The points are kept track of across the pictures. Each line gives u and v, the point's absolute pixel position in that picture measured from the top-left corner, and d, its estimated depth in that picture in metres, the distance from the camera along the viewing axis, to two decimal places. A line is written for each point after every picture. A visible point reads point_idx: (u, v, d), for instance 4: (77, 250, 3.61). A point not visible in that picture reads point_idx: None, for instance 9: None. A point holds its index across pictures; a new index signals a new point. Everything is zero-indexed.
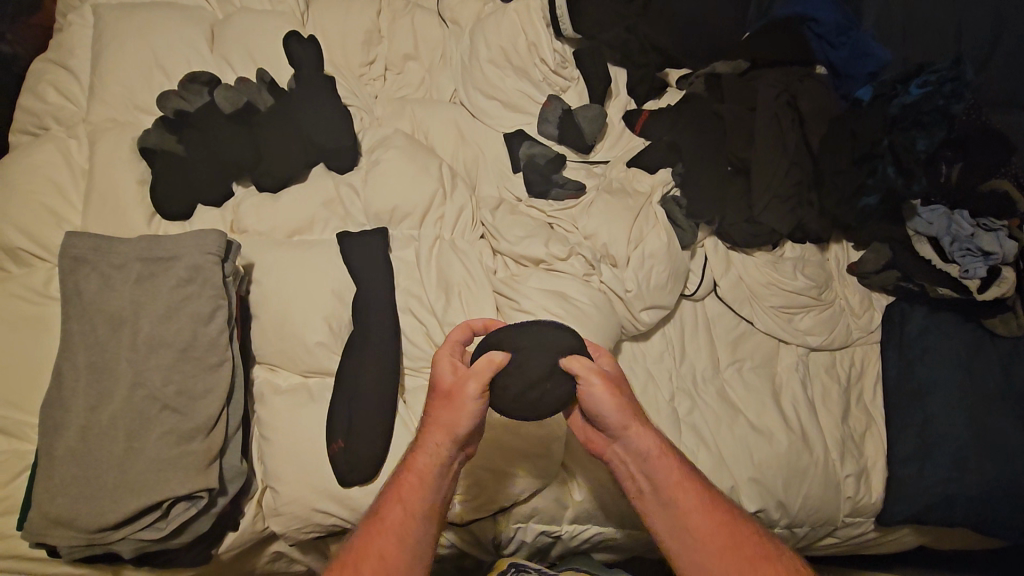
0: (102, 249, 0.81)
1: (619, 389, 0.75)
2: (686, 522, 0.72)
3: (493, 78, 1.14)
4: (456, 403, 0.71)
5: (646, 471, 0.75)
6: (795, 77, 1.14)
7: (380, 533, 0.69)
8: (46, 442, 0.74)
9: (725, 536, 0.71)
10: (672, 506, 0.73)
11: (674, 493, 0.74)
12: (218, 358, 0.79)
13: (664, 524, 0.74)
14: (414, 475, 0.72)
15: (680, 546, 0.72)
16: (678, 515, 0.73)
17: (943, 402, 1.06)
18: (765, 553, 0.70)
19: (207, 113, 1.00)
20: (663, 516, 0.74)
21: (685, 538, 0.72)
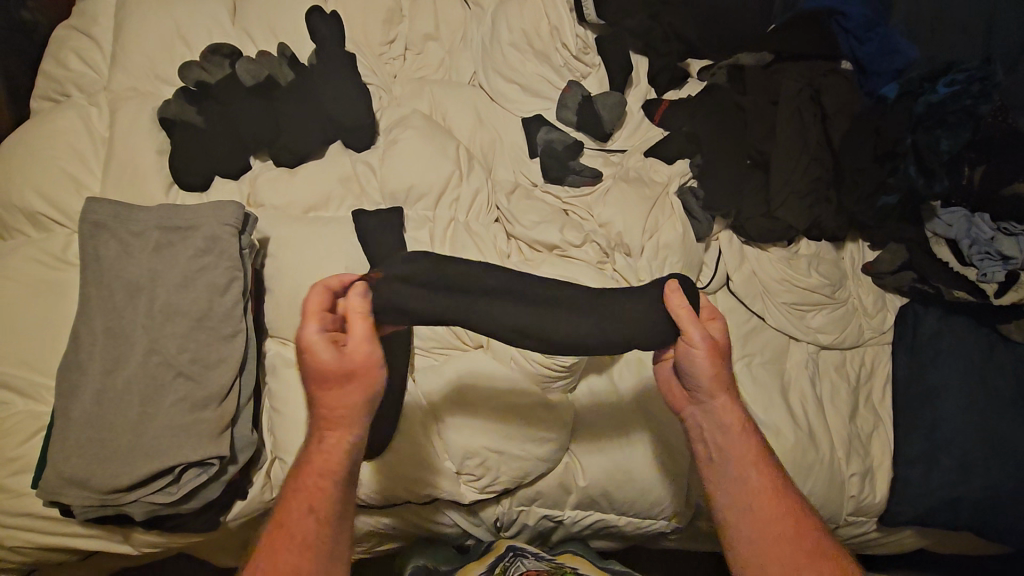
0: (121, 216, 0.81)
1: (721, 357, 0.74)
2: (751, 498, 0.76)
3: (513, 61, 1.13)
4: (361, 368, 0.67)
5: (721, 441, 0.77)
6: (819, 72, 1.11)
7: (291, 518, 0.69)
8: (62, 404, 0.75)
9: (786, 521, 0.75)
10: (737, 478, 0.77)
11: (745, 467, 0.77)
12: (231, 329, 0.80)
13: (727, 492, 0.77)
14: (319, 466, 0.70)
15: (738, 517, 0.76)
16: (744, 489, 0.76)
17: (953, 405, 1.05)
18: (821, 547, 0.73)
19: (228, 85, 0.99)
20: (727, 484, 0.78)
21: (745, 509, 0.76)
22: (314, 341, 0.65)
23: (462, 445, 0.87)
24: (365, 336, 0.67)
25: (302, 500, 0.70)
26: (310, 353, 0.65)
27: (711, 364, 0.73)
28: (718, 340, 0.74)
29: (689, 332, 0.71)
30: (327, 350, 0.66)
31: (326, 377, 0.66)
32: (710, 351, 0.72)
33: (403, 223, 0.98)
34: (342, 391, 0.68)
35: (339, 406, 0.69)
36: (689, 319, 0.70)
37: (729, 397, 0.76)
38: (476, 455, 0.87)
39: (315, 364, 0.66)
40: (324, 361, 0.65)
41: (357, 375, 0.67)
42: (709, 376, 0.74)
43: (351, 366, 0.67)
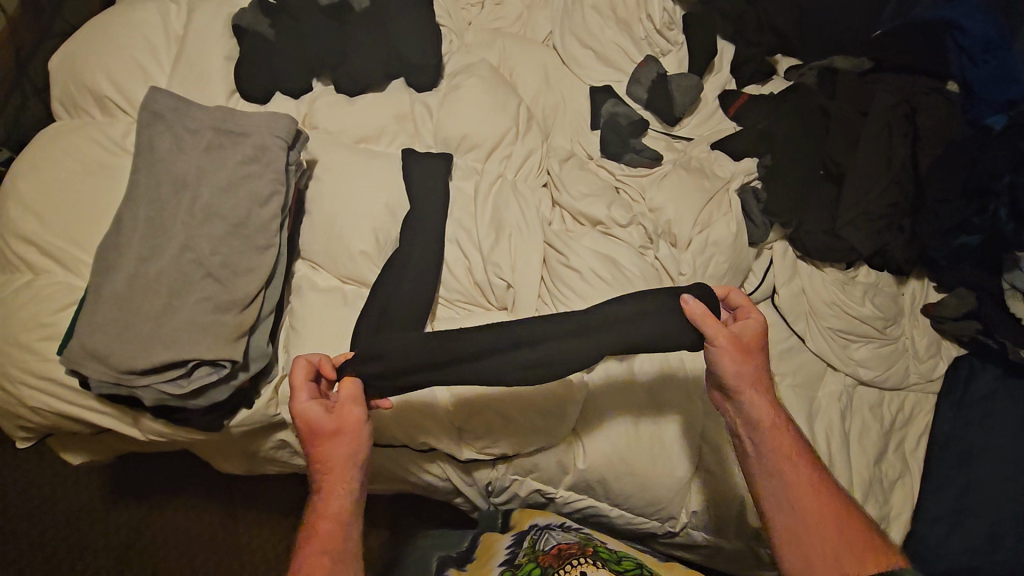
0: (180, 111, 0.82)
1: (746, 349, 0.74)
2: (799, 499, 0.71)
3: (593, 27, 1.09)
4: (345, 424, 0.73)
5: (757, 437, 0.74)
6: (919, 89, 1.02)
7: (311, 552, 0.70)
8: (96, 281, 0.77)
9: (834, 518, 0.70)
10: (776, 476, 0.72)
11: (783, 464, 0.73)
12: (265, 241, 0.81)
13: (767, 493, 0.72)
14: (323, 511, 0.72)
15: (785, 524, 0.70)
16: (789, 488, 0.71)
17: (991, 471, 0.98)
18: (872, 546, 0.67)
19: (303, 3, 0.99)
20: (772, 486, 0.72)
21: (789, 512, 0.70)
22: (310, 407, 0.72)
23: (469, 402, 0.86)
24: (351, 400, 0.74)
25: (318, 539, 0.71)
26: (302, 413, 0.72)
27: (743, 352, 0.73)
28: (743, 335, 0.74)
29: (709, 327, 0.73)
30: (316, 407, 0.72)
31: (314, 434, 0.73)
32: (729, 342, 0.73)
33: (450, 170, 0.96)
34: (325, 444, 0.73)
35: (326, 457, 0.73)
36: (709, 319, 0.73)
37: (762, 389, 0.75)
38: (482, 418, 0.87)
39: (305, 422, 0.72)
40: (315, 418, 0.72)
41: (340, 431, 0.73)
42: (738, 369, 0.73)
43: (336, 423, 0.73)
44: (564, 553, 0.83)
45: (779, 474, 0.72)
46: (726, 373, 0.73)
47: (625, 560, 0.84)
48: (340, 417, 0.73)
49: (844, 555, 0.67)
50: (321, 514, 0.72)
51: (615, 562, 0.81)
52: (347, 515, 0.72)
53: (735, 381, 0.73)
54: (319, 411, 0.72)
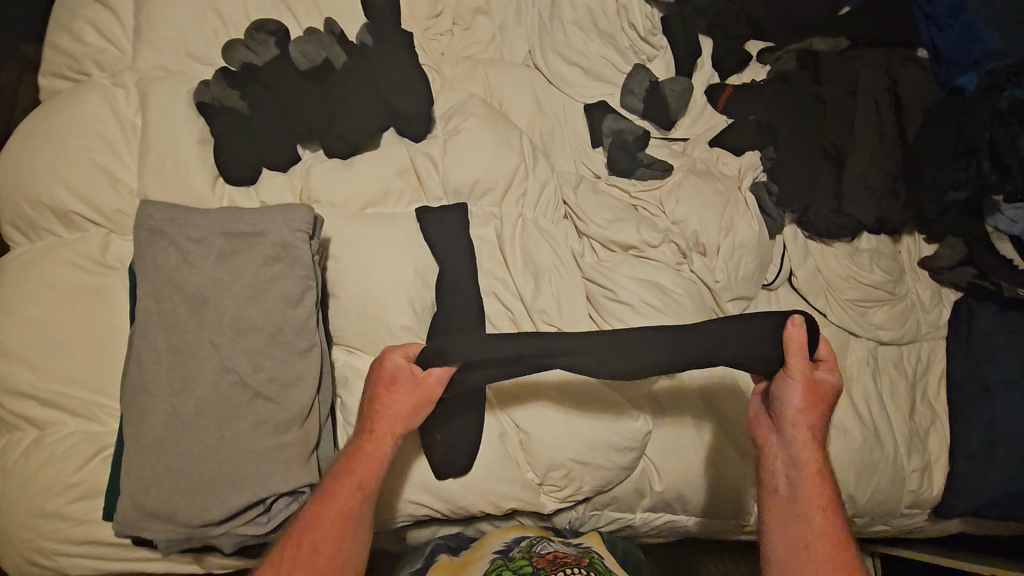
0: (179, 220, 0.73)
1: (816, 395, 0.75)
2: (810, 544, 0.74)
3: (576, 43, 1.05)
4: (416, 393, 0.73)
5: (793, 474, 0.77)
6: (896, 61, 1.08)
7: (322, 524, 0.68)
8: (133, 430, 0.69)
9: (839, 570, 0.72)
10: (796, 514, 0.76)
11: (810, 508, 0.76)
12: (307, 343, 0.74)
13: (782, 526, 0.76)
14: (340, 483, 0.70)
15: (788, 557, 0.74)
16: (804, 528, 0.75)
17: (1008, 403, 1.06)
18: None
19: (276, 68, 0.90)
20: (787, 522, 0.76)
21: (798, 548, 0.74)
22: (398, 367, 0.72)
23: (541, 454, 0.84)
24: (436, 380, 0.72)
25: (338, 504, 0.69)
26: (386, 367, 0.72)
27: (810, 394, 0.75)
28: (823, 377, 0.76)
29: (792, 357, 0.74)
30: (403, 369, 0.72)
31: (391, 388, 0.72)
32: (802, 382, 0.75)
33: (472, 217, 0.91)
34: (393, 402, 0.72)
35: (388, 422, 0.72)
36: (799, 351, 0.73)
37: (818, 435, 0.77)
38: (561, 467, 0.84)
39: (388, 374, 0.72)
40: (399, 377, 0.72)
41: (414, 400, 0.72)
42: (806, 408, 0.75)
43: (414, 390, 0.72)
44: (558, 561, 0.77)
45: (800, 515, 0.75)
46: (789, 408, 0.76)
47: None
48: (418, 388, 0.72)
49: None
50: (352, 472, 0.71)
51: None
52: (362, 500, 0.70)
53: (795, 419, 0.76)
54: (404, 365, 0.72)
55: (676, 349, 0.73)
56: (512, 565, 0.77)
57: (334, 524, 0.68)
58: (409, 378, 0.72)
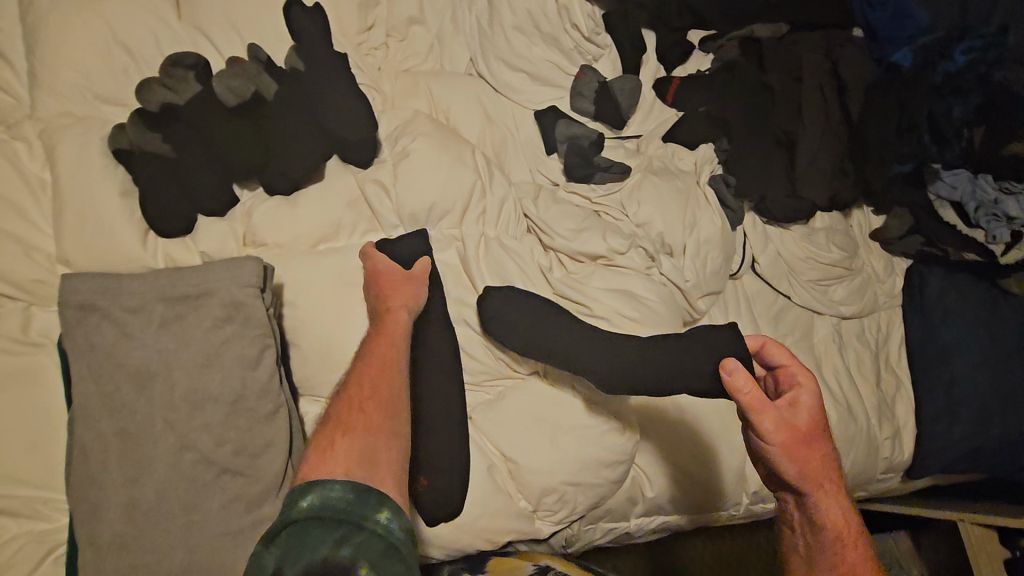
0: (109, 290, 0.66)
1: (803, 442, 0.69)
2: None
3: (519, 48, 1.02)
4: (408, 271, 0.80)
5: (812, 529, 0.71)
6: (836, 42, 1.10)
7: (355, 405, 0.65)
8: (86, 528, 0.63)
9: None
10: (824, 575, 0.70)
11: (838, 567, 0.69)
12: (272, 406, 0.69)
13: None
14: (365, 363, 0.70)
15: None
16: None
17: (965, 362, 1.11)
18: None
19: (199, 105, 0.82)
20: None
21: None
22: (383, 267, 0.79)
23: (532, 481, 0.82)
24: (420, 269, 0.81)
25: (361, 389, 0.67)
26: (376, 271, 0.79)
27: (796, 452, 0.68)
28: (804, 424, 0.69)
29: (758, 414, 0.67)
30: (387, 263, 0.80)
31: (378, 288, 0.78)
32: (782, 436, 0.68)
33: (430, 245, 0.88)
34: (394, 288, 0.78)
35: (386, 315, 0.76)
36: (759, 405, 0.67)
37: (826, 491, 0.70)
38: (553, 492, 0.83)
39: (376, 279, 0.79)
40: (384, 271, 0.79)
41: (404, 289, 0.78)
42: (798, 468, 0.69)
43: (402, 278, 0.79)
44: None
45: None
46: (780, 466, 0.69)
47: None
48: (404, 276, 0.79)
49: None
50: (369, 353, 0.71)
51: None
52: (393, 374, 0.69)
53: (795, 481, 0.70)
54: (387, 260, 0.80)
55: (651, 356, 0.81)
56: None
57: (362, 406, 0.65)
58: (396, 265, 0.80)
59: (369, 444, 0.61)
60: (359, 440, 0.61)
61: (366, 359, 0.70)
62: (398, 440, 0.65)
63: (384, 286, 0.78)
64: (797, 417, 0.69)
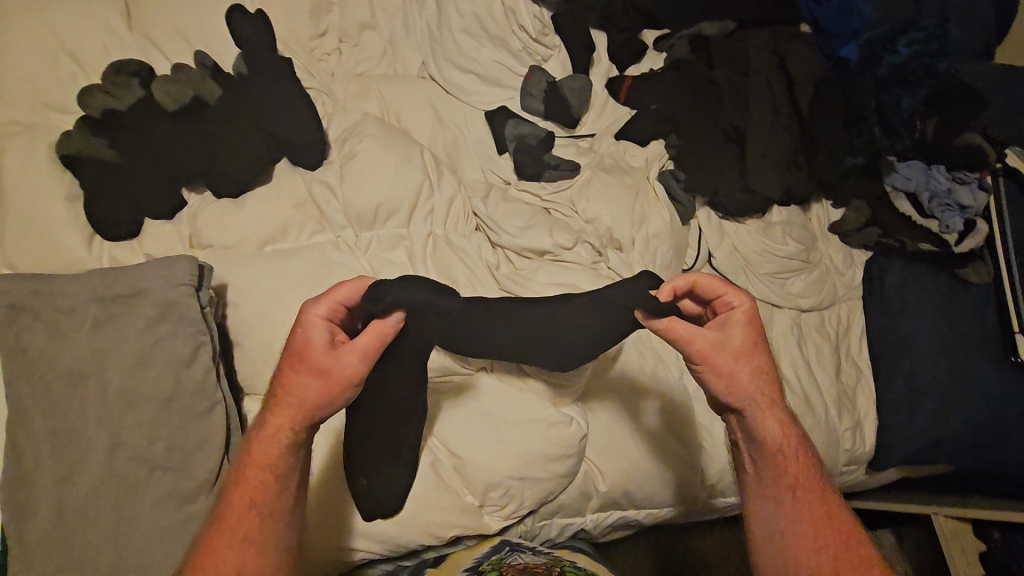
0: (42, 293, 0.67)
1: (733, 362, 0.70)
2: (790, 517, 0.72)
3: (468, 50, 1.03)
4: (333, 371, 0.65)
5: (755, 451, 0.75)
6: (782, 38, 1.12)
7: (221, 546, 0.63)
8: (17, 528, 0.63)
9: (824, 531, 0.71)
10: (766, 490, 0.74)
11: (779, 482, 0.73)
12: (208, 404, 0.70)
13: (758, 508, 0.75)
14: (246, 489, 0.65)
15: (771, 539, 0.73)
16: (780, 509, 0.73)
17: (925, 352, 1.11)
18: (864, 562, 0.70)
19: (142, 112, 0.84)
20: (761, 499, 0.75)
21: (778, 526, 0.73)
22: (311, 338, 0.65)
23: (479, 476, 0.83)
24: (369, 346, 0.65)
25: (249, 483, 0.65)
26: (301, 340, 0.66)
27: (727, 369, 0.70)
28: (735, 342, 0.70)
29: (682, 342, 0.69)
30: (320, 340, 0.66)
31: (305, 362, 0.65)
32: (710, 361, 0.69)
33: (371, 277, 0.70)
34: (309, 383, 0.65)
35: (296, 399, 0.66)
36: (681, 332, 0.68)
37: (766, 405, 0.73)
38: (499, 486, 0.84)
39: (300, 348, 0.66)
40: (311, 346, 0.65)
41: (330, 376, 0.65)
42: (730, 385, 0.71)
43: (332, 366, 0.65)
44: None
45: (771, 490, 0.74)
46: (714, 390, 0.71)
47: None
48: (336, 363, 0.65)
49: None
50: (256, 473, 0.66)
51: None
52: (270, 519, 0.65)
53: (732, 398, 0.72)
54: (319, 333, 0.66)
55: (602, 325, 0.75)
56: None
57: (245, 507, 0.65)
58: (327, 347, 0.66)
59: (247, 549, 0.63)
60: (238, 540, 0.63)
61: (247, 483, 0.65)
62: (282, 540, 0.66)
63: (306, 373, 0.65)
64: (726, 340, 0.70)
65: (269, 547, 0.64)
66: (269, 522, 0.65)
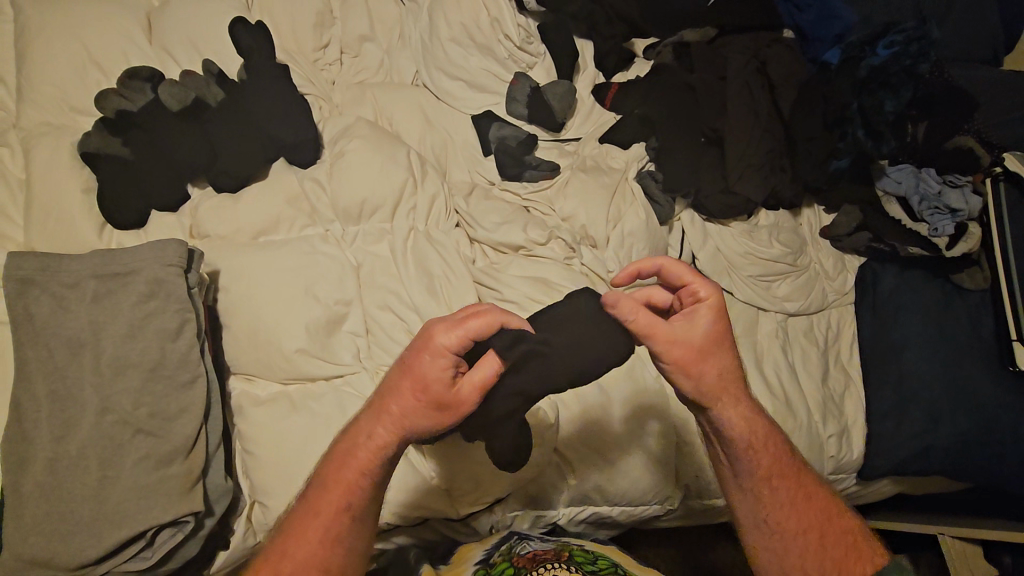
0: (50, 269, 0.75)
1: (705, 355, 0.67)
2: (774, 510, 0.72)
3: (457, 58, 1.09)
4: (449, 404, 0.64)
5: (733, 450, 0.72)
6: (764, 43, 1.14)
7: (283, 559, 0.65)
8: (10, 479, 0.69)
9: (806, 516, 0.73)
10: (750, 487, 0.73)
11: (760, 476, 0.72)
12: (190, 375, 0.75)
13: (742, 505, 0.73)
14: (317, 510, 0.67)
15: (756, 532, 0.73)
16: (763, 500, 0.72)
17: (917, 358, 1.08)
18: (843, 540, 0.72)
19: (152, 112, 0.93)
20: (744, 496, 0.73)
21: (763, 519, 0.72)
22: (437, 372, 0.63)
23: (451, 460, 0.87)
24: (481, 386, 0.64)
25: (333, 500, 0.66)
26: (426, 369, 0.63)
27: (696, 370, 0.67)
28: (705, 339, 0.66)
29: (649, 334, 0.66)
30: (441, 376, 0.63)
31: (425, 391, 0.64)
32: (681, 357, 0.66)
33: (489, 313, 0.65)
34: (418, 414, 0.65)
35: (404, 424, 0.66)
36: (644, 319, 0.65)
37: (736, 400, 0.70)
38: (468, 473, 0.88)
39: (422, 376, 0.64)
40: (433, 378, 0.63)
41: (446, 410, 0.64)
42: (702, 384, 0.68)
43: (447, 400, 0.64)
44: (539, 557, 0.76)
45: (754, 486, 0.73)
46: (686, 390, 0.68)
47: (603, 560, 0.77)
48: (456, 399, 0.64)
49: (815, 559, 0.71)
50: (326, 496, 0.67)
51: (591, 563, 0.75)
52: (338, 544, 0.66)
53: (704, 400, 0.69)
54: (443, 370, 0.63)
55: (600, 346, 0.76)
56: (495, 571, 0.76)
57: (323, 524, 0.66)
58: (447, 382, 0.63)
59: (318, 566, 0.65)
60: (310, 554, 0.65)
61: (321, 503, 0.67)
62: (351, 560, 0.67)
63: (423, 406, 0.64)
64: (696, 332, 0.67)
65: (333, 570, 0.66)
66: (343, 541, 0.67)
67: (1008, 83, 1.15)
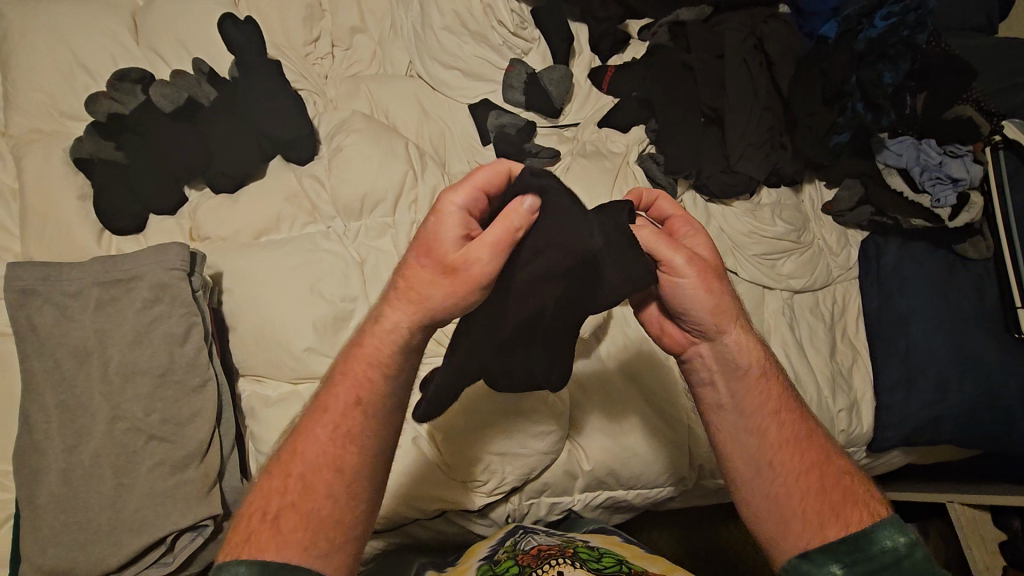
0: (52, 278, 0.74)
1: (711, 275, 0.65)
2: (770, 451, 0.64)
3: (450, 47, 1.08)
4: (459, 268, 0.57)
5: (732, 382, 0.66)
6: (759, 19, 1.15)
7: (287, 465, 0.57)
8: (25, 492, 0.69)
9: (804, 461, 0.63)
10: (746, 426, 0.65)
11: (758, 414, 0.65)
12: (200, 379, 0.75)
13: (738, 447, 0.65)
14: (322, 401, 0.60)
15: (750, 476, 0.64)
16: (761, 440, 0.64)
17: (923, 329, 1.08)
18: (848, 491, 0.62)
19: (146, 114, 0.91)
20: (739, 438, 0.65)
21: (762, 460, 0.64)
22: (447, 230, 0.58)
23: (464, 450, 0.87)
24: (498, 244, 0.56)
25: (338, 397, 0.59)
26: (433, 231, 0.58)
27: (709, 287, 0.64)
28: (707, 258, 0.66)
29: (675, 255, 0.63)
30: (453, 233, 0.57)
31: (434, 255, 0.58)
32: (699, 271, 0.63)
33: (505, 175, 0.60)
34: (432, 287, 0.58)
35: (424, 299, 0.59)
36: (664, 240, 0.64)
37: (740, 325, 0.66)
38: (483, 462, 0.87)
39: (431, 238, 0.58)
40: (443, 238, 0.57)
41: (457, 275, 0.57)
42: (715, 306, 0.64)
43: (458, 262, 0.57)
44: (542, 554, 0.76)
45: (749, 427, 0.65)
46: (693, 305, 0.64)
47: (607, 557, 0.76)
48: (466, 259, 0.56)
49: (807, 500, 0.61)
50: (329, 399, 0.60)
51: (595, 560, 0.74)
52: (343, 442, 0.58)
53: (705, 318, 0.65)
54: (456, 230, 0.57)
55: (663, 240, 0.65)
56: (498, 569, 0.75)
57: (328, 422, 0.58)
58: (456, 241, 0.57)
59: (321, 470, 0.57)
60: (309, 460, 0.57)
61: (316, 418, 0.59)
62: (344, 479, 0.57)
63: (434, 274, 0.58)
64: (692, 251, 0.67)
65: (326, 479, 0.56)
66: (348, 441, 0.58)
67: (1000, 54, 1.16)
